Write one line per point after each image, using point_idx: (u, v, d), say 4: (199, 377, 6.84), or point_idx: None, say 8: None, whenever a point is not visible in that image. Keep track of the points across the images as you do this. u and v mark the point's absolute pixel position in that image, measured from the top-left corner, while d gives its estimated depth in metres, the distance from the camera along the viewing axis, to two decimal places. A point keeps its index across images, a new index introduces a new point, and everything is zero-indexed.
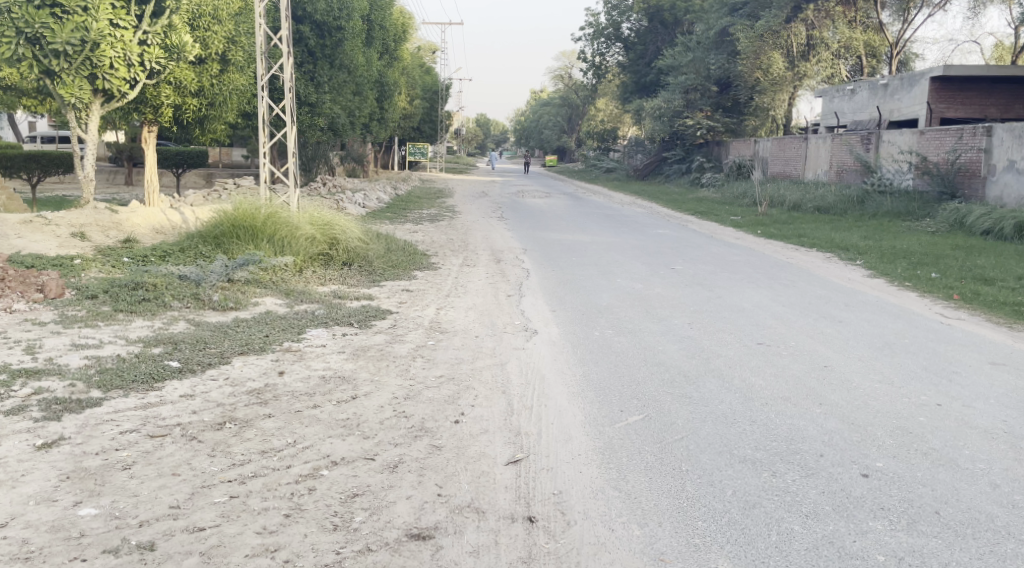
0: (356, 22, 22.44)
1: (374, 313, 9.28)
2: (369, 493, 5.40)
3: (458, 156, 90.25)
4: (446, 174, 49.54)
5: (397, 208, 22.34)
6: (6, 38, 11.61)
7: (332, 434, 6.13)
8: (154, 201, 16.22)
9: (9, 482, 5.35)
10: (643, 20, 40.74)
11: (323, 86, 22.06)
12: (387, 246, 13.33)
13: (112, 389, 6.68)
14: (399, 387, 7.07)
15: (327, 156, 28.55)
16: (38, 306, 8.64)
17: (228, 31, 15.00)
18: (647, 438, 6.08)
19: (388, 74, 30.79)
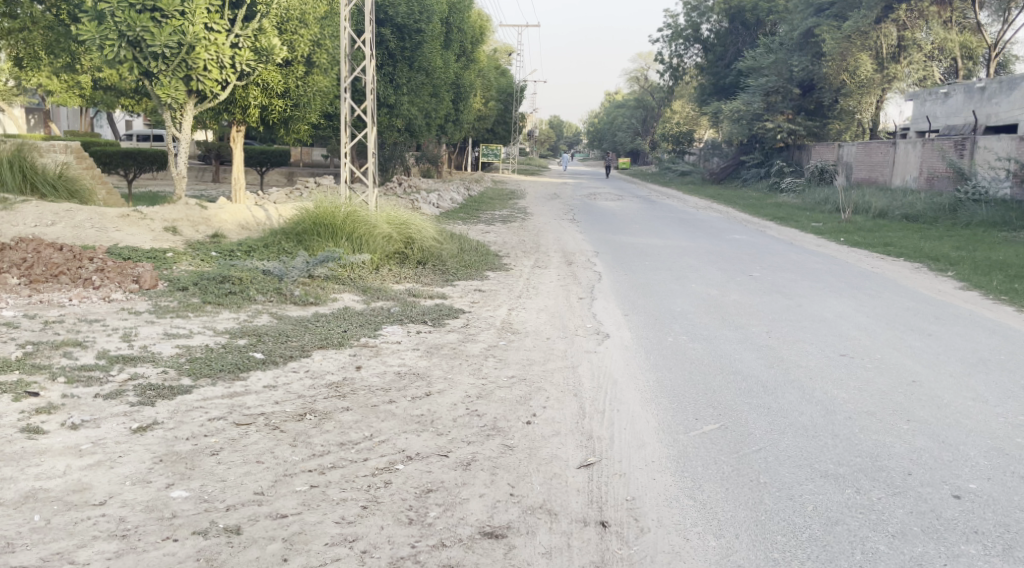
0: (435, 25, 22.67)
1: (448, 312, 9.39)
2: (443, 489, 5.48)
3: (530, 158, 90.72)
4: (518, 175, 49.89)
5: (470, 208, 22.59)
6: (110, 40, 12.03)
7: (407, 429, 6.24)
8: (241, 197, 16.69)
9: (108, 462, 5.53)
10: (724, 22, 40.39)
11: (401, 88, 22.34)
12: (460, 247, 13.47)
13: (201, 377, 6.91)
14: (472, 385, 7.15)
15: (404, 157, 29.02)
16: (134, 296, 8.90)
17: (314, 34, 15.12)
18: (723, 448, 6.03)
19: (465, 76, 30.93)
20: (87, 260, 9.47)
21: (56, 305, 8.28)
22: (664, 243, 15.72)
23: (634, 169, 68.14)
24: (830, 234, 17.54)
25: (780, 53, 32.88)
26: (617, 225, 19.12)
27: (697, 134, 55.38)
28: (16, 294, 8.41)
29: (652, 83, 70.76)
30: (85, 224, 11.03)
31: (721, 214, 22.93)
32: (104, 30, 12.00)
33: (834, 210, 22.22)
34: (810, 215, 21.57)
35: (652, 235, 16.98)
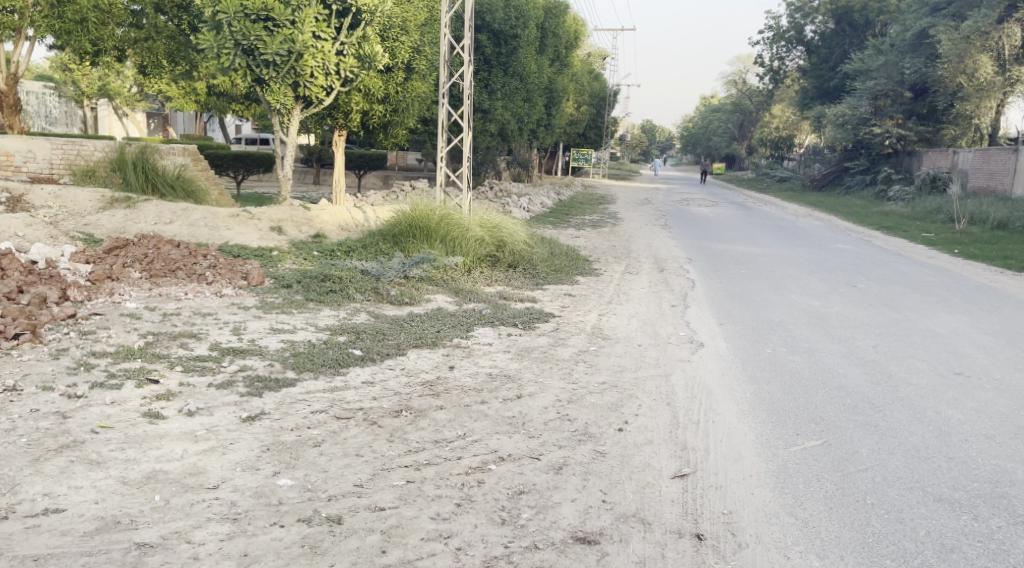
0: (531, 31, 23.01)
1: (539, 316, 9.49)
2: (535, 491, 5.56)
3: (621, 163, 90.47)
4: (609, 179, 49.88)
5: (560, 212, 22.71)
6: (226, 48, 12.62)
7: (499, 430, 6.35)
8: (343, 201, 17.05)
9: (220, 448, 5.72)
10: (829, 23, 39.70)
11: (496, 93, 22.63)
12: (551, 251, 13.57)
13: (304, 371, 7.18)
14: (563, 389, 7.22)
15: (495, 162, 29.34)
16: (243, 291, 9.28)
17: (414, 41, 15.49)
18: (826, 465, 5.95)
19: (558, 80, 31.09)
20: (201, 257, 9.91)
21: (173, 298, 8.69)
22: (761, 251, 15.52)
23: (729, 174, 67.18)
24: (942, 245, 17.01)
25: (891, 55, 32.00)
26: (713, 231, 18.94)
27: (798, 138, 54.20)
28: (138, 286, 8.85)
29: (751, 87, 69.63)
30: (199, 223, 11.57)
31: (821, 222, 22.47)
32: (220, 40, 12.56)
33: (947, 219, 21.51)
34: (920, 225, 20.94)
35: (749, 243, 16.77)
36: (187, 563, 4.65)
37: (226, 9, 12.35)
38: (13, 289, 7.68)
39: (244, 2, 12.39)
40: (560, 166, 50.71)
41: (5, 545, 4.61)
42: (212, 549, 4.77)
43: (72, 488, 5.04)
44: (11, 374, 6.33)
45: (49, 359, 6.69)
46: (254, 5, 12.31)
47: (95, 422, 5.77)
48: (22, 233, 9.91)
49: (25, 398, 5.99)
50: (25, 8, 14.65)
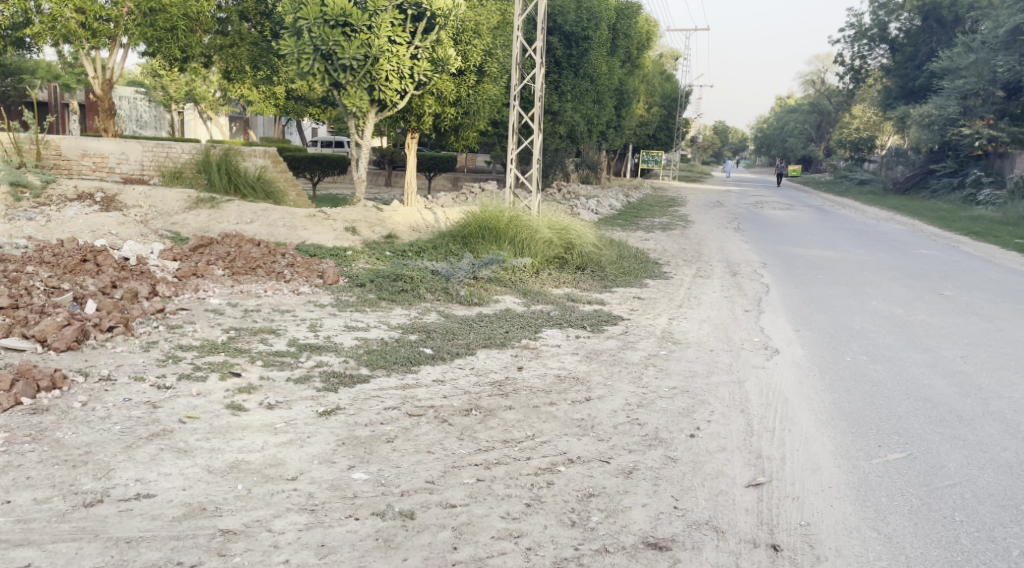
0: (603, 32, 23.02)
1: (607, 318, 9.50)
2: (605, 495, 5.52)
3: (693, 165, 89.73)
4: (680, 182, 49.55)
5: (630, 214, 22.64)
6: (306, 54, 12.95)
7: (568, 432, 6.31)
8: (415, 201, 17.44)
9: (297, 441, 5.84)
10: (916, 20, 38.80)
11: (566, 95, 22.67)
12: (620, 253, 13.56)
13: (377, 368, 7.32)
14: (633, 393, 7.15)
15: (563, 164, 29.35)
16: (320, 289, 9.51)
17: (486, 43, 15.60)
18: (911, 479, 5.82)
19: (628, 82, 30.76)
20: (280, 255, 10.19)
21: (254, 295, 8.96)
22: (840, 256, 15.25)
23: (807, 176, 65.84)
24: None
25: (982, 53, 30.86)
26: (789, 235, 18.66)
27: (880, 140, 52.77)
28: (221, 283, 9.16)
29: (831, 87, 68.05)
30: (278, 223, 11.90)
31: (903, 226, 21.93)
32: (301, 44, 12.91)
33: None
34: (1012, 231, 20.25)
35: (827, 247, 16.48)
36: (268, 550, 4.72)
37: (307, 16, 12.67)
38: (106, 284, 8.03)
39: (324, 9, 12.70)
40: (630, 169, 50.47)
41: (100, 525, 4.73)
42: (291, 538, 4.82)
43: (161, 474, 5.22)
44: (105, 364, 6.61)
45: (140, 351, 6.98)
46: (333, 10, 12.62)
47: (183, 413, 6.00)
48: (115, 231, 10.32)
49: (117, 387, 6.25)
50: (118, 17, 15.91)
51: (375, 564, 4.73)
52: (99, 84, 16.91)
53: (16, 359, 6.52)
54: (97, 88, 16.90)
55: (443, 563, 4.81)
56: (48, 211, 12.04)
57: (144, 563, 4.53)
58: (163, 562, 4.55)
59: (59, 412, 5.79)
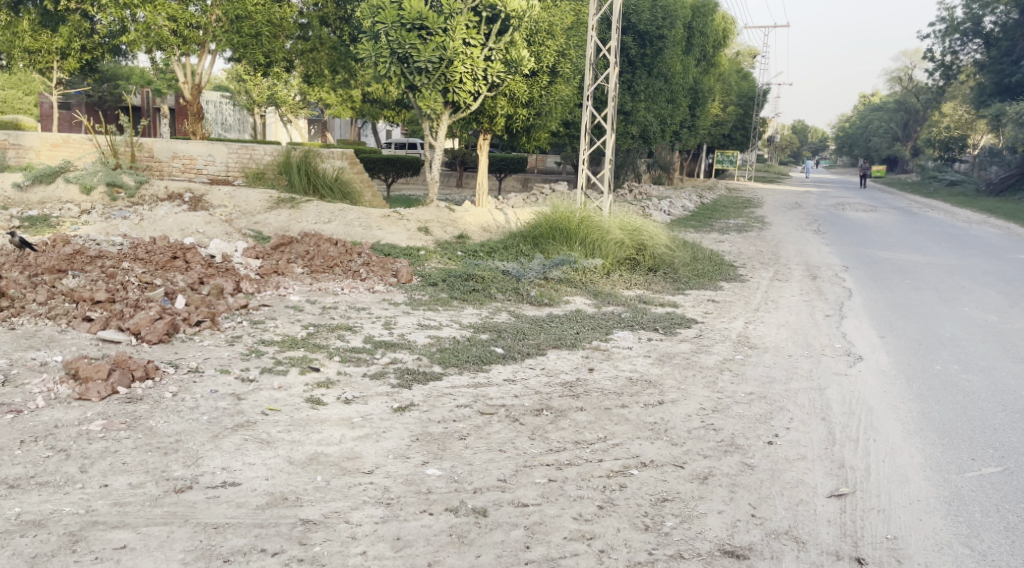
0: (679, 31, 22.82)
1: (680, 321, 9.40)
2: (679, 500, 5.43)
3: (771, 165, 88.48)
4: (757, 183, 48.90)
5: (704, 216, 22.42)
6: (383, 57, 13.26)
7: (641, 435, 6.25)
8: (485, 201, 17.68)
9: (373, 436, 5.97)
10: (1012, 14, 37.53)
11: (639, 95, 22.63)
12: (693, 255, 13.45)
13: (449, 366, 7.41)
14: (707, 398, 7.04)
15: (635, 164, 29.22)
16: (394, 288, 9.68)
17: (560, 44, 15.61)
18: (1006, 495, 5.60)
19: (704, 81, 30.58)
20: (356, 255, 10.42)
21: (332, 292, 9.18)
22: (926, 260, 14.85)
23: (893, 176, 64.13)
24: None
25: None
26: (870, 239, 18.24)
27: (972, 139, 51.20)
28: (300, 280, 9.43)
29: (919, 84, 66.12)
30: (354, 223, 12.16)
31: (997, 230, 21.18)
32: (378, 48, 13.19)
33: None
34: None
35: (912, 252, 16.07)
36: (346, 541, 4.78)
37: (384, 20, 12.97)
38: (194, 280, 8.31)
39: (401, 13, 12.97)
40: (705, 169, 49.91)
41: (189, 510, 4.90)
42: (368, 530, 4.89)
43: (245, 464, 5.40)
44: (193, 356, 6.87)
45: (225, 344, 7.23)
46: (410, 15, 12.84)
47: (265, 405, 6.21)
48: (202, 229, 10.65)
49: (204, 379, 6.49)
50: (207, 24, 16.63)
51: (449, 559, 4.74)
52: (188, 89, 17.55)
53: (112, 349, 6.82)
54: (187, 92, 17.50)
55: (516, 561, 4.77)
56: (141, 212, 12.79)
57: (230, 549, 4.63)
58: (246, 548, 4.65)
59: (151, 401, 6.04)
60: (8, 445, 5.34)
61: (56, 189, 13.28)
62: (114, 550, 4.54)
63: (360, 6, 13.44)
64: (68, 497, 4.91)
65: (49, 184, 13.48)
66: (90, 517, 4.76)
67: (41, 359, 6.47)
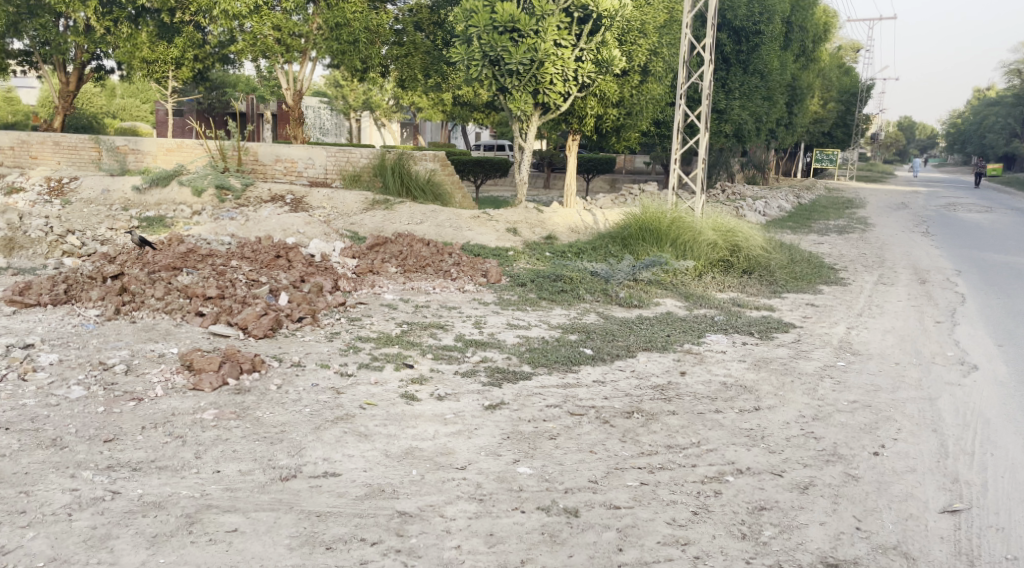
0: (777, 26, 22.48)
1: (778, 326, 9.22)
2: (778, 509, 5.37)
3: (873, 164, 85.78)
4: (859, 182, 47.52)
5: (800, 217, 21.96)
6: (475, 60, 13.52)
7: (737, 442, 6.18)
8: (572, 203, 17.69)
9: (465, 432, 6.09)
10: None
11: (733, 92, 22.38)
12: (791, 258, 13.19)
13: (539, 366, 7.49)
14: (807, 405, 6.91)
15: (728, 164, 28.80)
16: (483, 288, 9.84)
17: (652, 43, 15.53)
18: None
19: (802, 77, 29.93)
20: (447, 255, 10.60)
21: (423, 292, 9.38)
22: None
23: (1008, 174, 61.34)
24: None
25: None
26: (980, 241, 17.57)
27: None
28: (394, 280, 9.65)
29: None
30: (445, 224, 12.37)
31: None
32: (471, 51, 13.43)
33: None
34: None
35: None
36: (441, 534, 4.91)
37: (477, 23, 13.22)
38: (296, 279, 8.58)
39: (494, 16, 13.20)
40: (803, 168, 48.70)
41: (294, 498, 5.11)
42: (462, 524, 5.00)
43: (345, 455, 5.60)
44: (295, 351, 7.13)
45: (325, 340, 7.48)
46: (502, 17, 13.05)
47: (363, 399, 6.40)
48: (303, 230, 10.99)
49: (306, 372, 6.74)
50: (308, 32, 17.20)
51: (542, 557, 4.81)
52: (290, 95, 18.12)
53: (222, 343, 7.12)
54: (288, 99, 18.05)
55: (609, 563, 4.82)
56: (247, 212, 13.29)
57: (332, 537, 4.80)
58: (347, 537, 4.82)
59: (258, 392, 6.30)
60: (130, 430, 5.64)
61: (171, 191, 13.80)
62: (226, 533, 4.74)
63: (454, 10, 13.75)
64: (184, 481, 5.16)
65: (164, 188, 13.94)
66: (204, 500, 4.99)
67: (159, 350, 6.82)
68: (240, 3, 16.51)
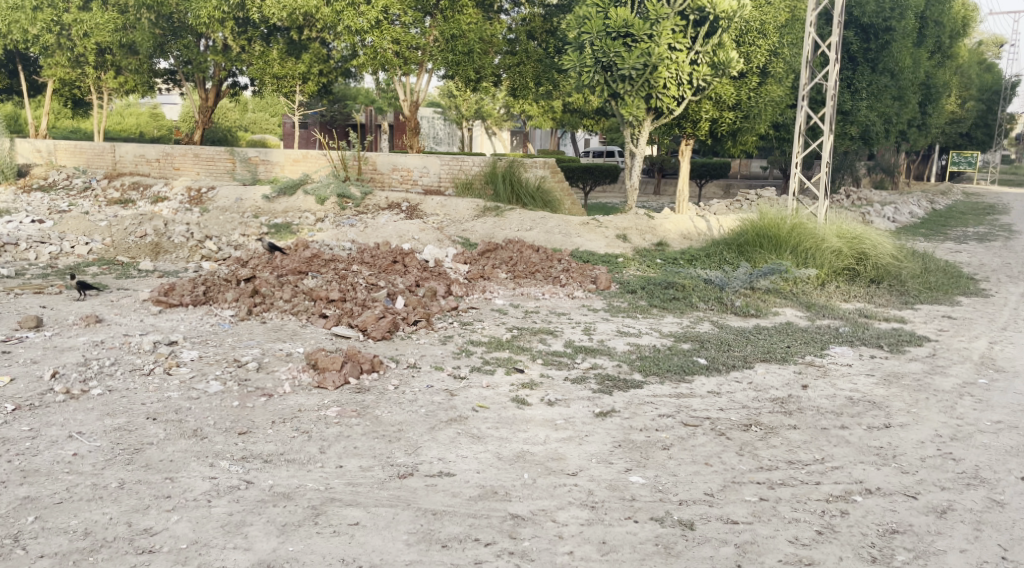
0: (910, 22, 21.86)
1: (908, 339, 8.87)
2: (912, 533, 5.18)
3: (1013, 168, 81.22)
4: (1001, 186, 45.00)
5: (933, 223, 21.04)
6: (587, 66, 13.65)
7: (864, 460, 6.02)
8: (684, 209, 17.51)
9: (578, 439, 6.13)
10: None
11: (861, 92, 21.71)
12: (925, 266, 12.61)
13: (650, 374, 7.46)
14: (944, 424, 6.65)
15: (854, 168, 27.86)
16: (592, 294, 9.87)
17: (772, 44, 15.24)
18: None
19: (937, 74, 28.67)
20: (557, 261, 10.67)
21: (533, 298, 9.47)
22: None
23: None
24: None
25: None
26: None
27: None
28: (504, 285, 9.79)
29: None
30: (554, 231, 12.46)
31: None
32: (584, 57, 13.60)
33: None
34: None
35: None
36: (554, 539, 4.96)
37: (591, 30, 13.42)
38: (411, 283, 8.81)
39: (607, 22, 13.35)
40: (937, 173, 46.45)
41: (411, 495, 5.25)
42: (575, 531, 5.04)
43: (460, 456, 5.72)
44: (411, 353, 7.32)
45: (439, 343, 7.65)
46: (616, 23, 13.18)
47: (475, 402, 6.52)
48: (417, 236, 11.27)
49: (422, 374, 6.92)
50: (425, 45, 17.52)
51: None
52: (407, 107, 18.57)
53: (344, 344, 7.37)
54: (405, 110, 18.45)
55: None
56: (366, 219, 13.67)
57: (448, 535, 4.91)
58: (463, 537, 4.92)
59: (377, 392, 6.51)
60: (261, 424, 5.91)
61: (296, 200, 14.40)
62: (348, 526, 4.91)
63: (568, 18, 13.96)
64: (310, 474, 5.38)
65: (291, 196, 14.63)
66: (328, 493, 5.19)
67: (286, 350, 7.11)
68: (362, 19, 17.19)
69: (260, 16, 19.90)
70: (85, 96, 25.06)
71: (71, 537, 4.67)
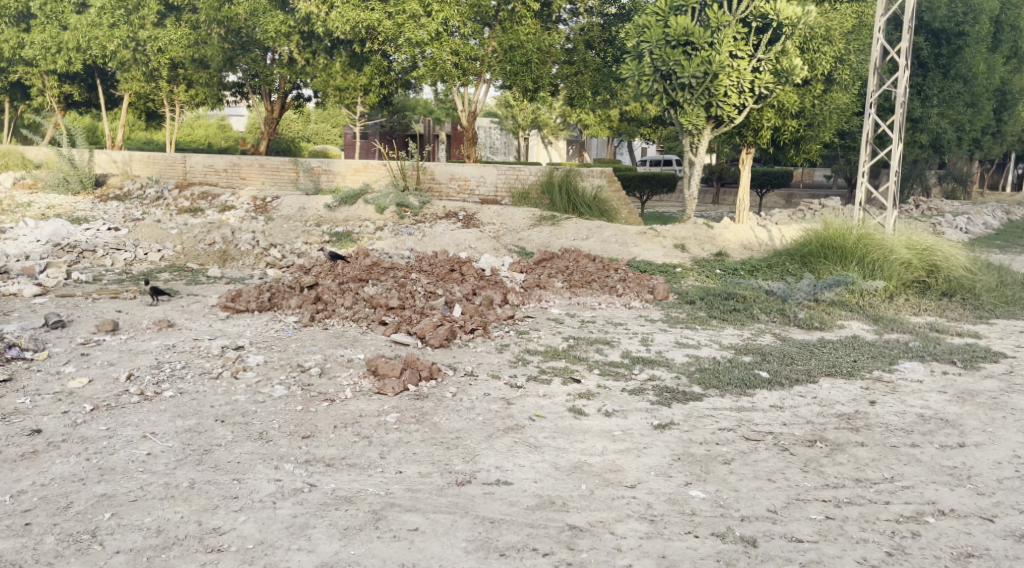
0: (984, 26, 21.31)
1: (982, 355, 8.59)
2: (988, 557, 4.98)
3: None
4: None
5: (1008, 234, 20.42)
6: (646, 75, 13.59)
7: (936, 480, 5.82)
8: (745, 219, 17.26)
9: (636, 451, 6.03)
10: None
11: (931, 98, 21.27)
12: (1001, 279, 12.19)
13: (709, 388, 7.32)
14: (1021, 444, 6.40)
15: (923, 177, 27.17)
16: (650, 305, 9.76)
17: (837, 51, 14.96)
18: None
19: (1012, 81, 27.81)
20: (614, 271, 10.58)
21: (590, 307, 9.40)
22: None
23: None
24: None
25: None
26: None
27: None
28: (560, 295, 9.73)
29: None
30: (611, 240, 12.37)
31: None
32: (643, 66, 13.55)
33: None
34: None
35: None
36: (612, 552, 4.87)
37: (650, 39, 13.34)
38: (468, 291, 8.80)
39: (667, 31, 13.26)
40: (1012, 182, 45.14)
41: (469, 503, 5.20)
42: (634, 544, 4.94)
43: (517, 465, 5.66)
44: (468, 361, 7.29)
45: (496, 351, 7.61)
46: (675, 31, 13.10)
47: (532, 411, 6.46)
48: (474, 245, 11.27)
49: (479, 382, 6.87)
50: (484, 56, 17.63)
51: None
52: (465, 116, 18.63)
53: (402, 351, 7.38)
54: (463, 119, 18.47)
55: None
56: (423, 228, 13.72)
57: (506, 544, 4.85)
58: (521, 546, 4.86)
59: (435, 399, 6.49)
60: (324, 429, 5.92)
61: (357, 209, 14.52)
62: (408, 531, 4.88)
63: (627, 27, 13.91)
64: (370, 478, 5.36)
65: (352, 205, 14.77)
66: (388, 498, 5.16)
67: (347, 355, 7.13)
68: (423, 31, 17.23)
69: (324, 29, 20.17)
70: (157, 108, 25.67)
71: (145, 534, 4.71)
